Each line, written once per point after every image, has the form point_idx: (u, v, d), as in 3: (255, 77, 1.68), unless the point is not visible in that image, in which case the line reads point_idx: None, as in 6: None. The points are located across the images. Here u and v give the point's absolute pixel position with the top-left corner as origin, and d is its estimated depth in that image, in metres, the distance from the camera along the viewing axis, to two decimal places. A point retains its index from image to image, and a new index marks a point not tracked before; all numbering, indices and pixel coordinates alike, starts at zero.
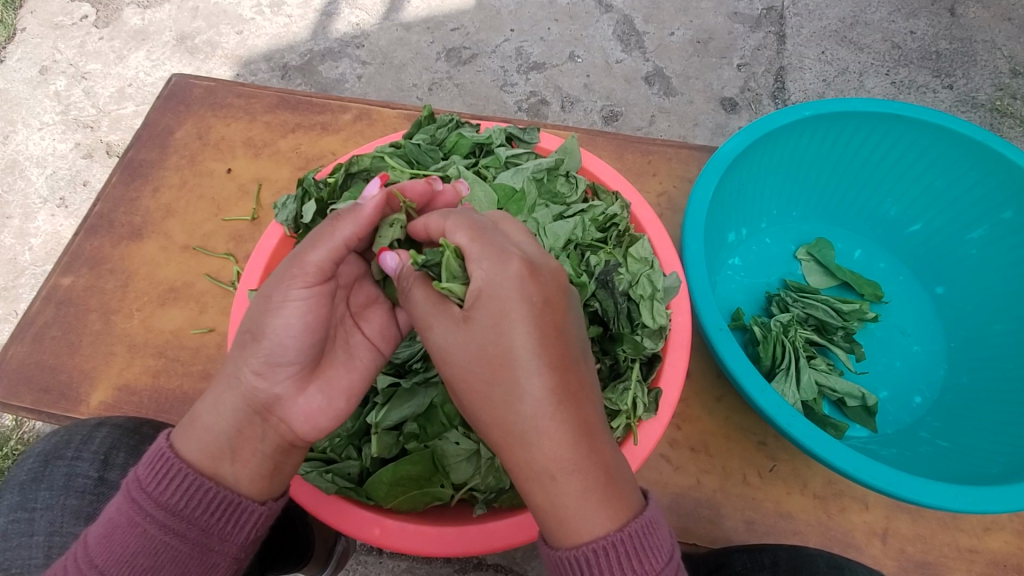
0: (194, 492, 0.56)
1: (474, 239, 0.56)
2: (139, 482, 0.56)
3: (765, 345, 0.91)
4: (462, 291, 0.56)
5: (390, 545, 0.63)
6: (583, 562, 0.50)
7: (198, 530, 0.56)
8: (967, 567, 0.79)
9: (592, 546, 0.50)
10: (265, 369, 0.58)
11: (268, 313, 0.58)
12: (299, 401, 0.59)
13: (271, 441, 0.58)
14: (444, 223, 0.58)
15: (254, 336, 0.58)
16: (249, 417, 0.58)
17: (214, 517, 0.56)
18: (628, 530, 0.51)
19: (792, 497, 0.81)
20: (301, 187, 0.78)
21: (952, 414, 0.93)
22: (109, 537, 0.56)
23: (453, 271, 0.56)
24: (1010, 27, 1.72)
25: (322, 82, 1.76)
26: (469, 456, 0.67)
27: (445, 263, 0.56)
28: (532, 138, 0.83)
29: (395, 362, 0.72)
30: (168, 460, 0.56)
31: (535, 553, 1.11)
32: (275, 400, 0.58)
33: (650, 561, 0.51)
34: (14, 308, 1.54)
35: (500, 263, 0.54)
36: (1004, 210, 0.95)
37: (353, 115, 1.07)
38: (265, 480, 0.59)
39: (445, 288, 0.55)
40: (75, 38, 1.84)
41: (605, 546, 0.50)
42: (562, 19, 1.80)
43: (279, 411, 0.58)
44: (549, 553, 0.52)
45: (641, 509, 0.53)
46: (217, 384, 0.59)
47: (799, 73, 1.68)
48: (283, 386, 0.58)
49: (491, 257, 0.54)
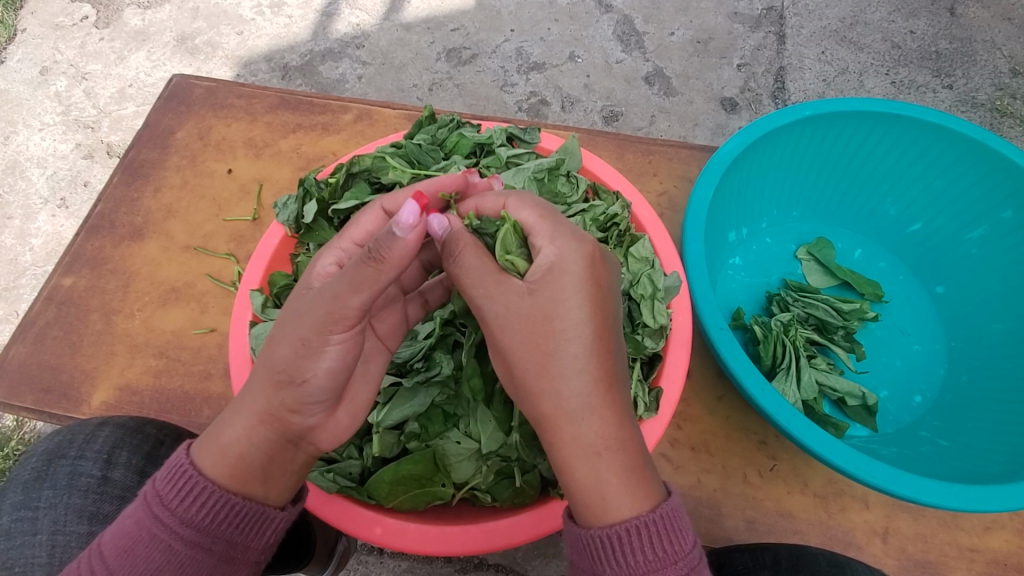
0: (219, 508, 0.55)
1: (543, 218, 0.58)
2: (161, 497, 0.56)
3: (766, 344, 0.91)
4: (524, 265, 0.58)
5: (391, 544, 0.63)
6: (618, 538, 0.50)
7: (222, 543, 0.56)
8: (967, 566, 0.79)
9: (626, 525, 0.50)
10: (299, 406, 0.56)
11: (308, 356, 0.54)
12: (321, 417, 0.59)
13: (301, 462, 0.58)
14: (507, 201, 0.60)
15: (292, 378, 0.55)
16: (282, 447, 0.57)
17: (239, 530, 0.56)
18: (659, 511, 0.51)
19: (793, 496, 0.82)
20: (303, 187, 0.79)
21: (952, 413, 0.93)
22: (132, 552, 0.55)
23: (511, 245, 0.58)
24: (1010, 27, 1.72)
25: (322, 82, 1.76)
26: (471, 455, 0.67)
27: (503, 238, 0.58)
28: (532, 138, 0.83)
29: (396, 362, 0.70)
30: (190, 476, 0.56)
31: (535, 553, 1.11)
32: (306, 429, 0.57)
33: (680, 543, 0.51)
34: (14, 308, 1.54)
35: (571, 243, 0.56)
36: (1004, 210, 0.95)
37: (354, 116, 1.07)
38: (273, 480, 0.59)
39: (508, 262, 0.58)
40: (75, 39, 1.84)
41: (638, 525, 0.50)
42: (563, 19, 1.80)
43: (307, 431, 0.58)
44: (580, 533, 0.52)
45: (670, 493, 0.53)
46: (240, 416, 0.57)
47: (799, 73, 1.68)
48: (315, 416, 0.57)
49: (564, 235, 0.56)
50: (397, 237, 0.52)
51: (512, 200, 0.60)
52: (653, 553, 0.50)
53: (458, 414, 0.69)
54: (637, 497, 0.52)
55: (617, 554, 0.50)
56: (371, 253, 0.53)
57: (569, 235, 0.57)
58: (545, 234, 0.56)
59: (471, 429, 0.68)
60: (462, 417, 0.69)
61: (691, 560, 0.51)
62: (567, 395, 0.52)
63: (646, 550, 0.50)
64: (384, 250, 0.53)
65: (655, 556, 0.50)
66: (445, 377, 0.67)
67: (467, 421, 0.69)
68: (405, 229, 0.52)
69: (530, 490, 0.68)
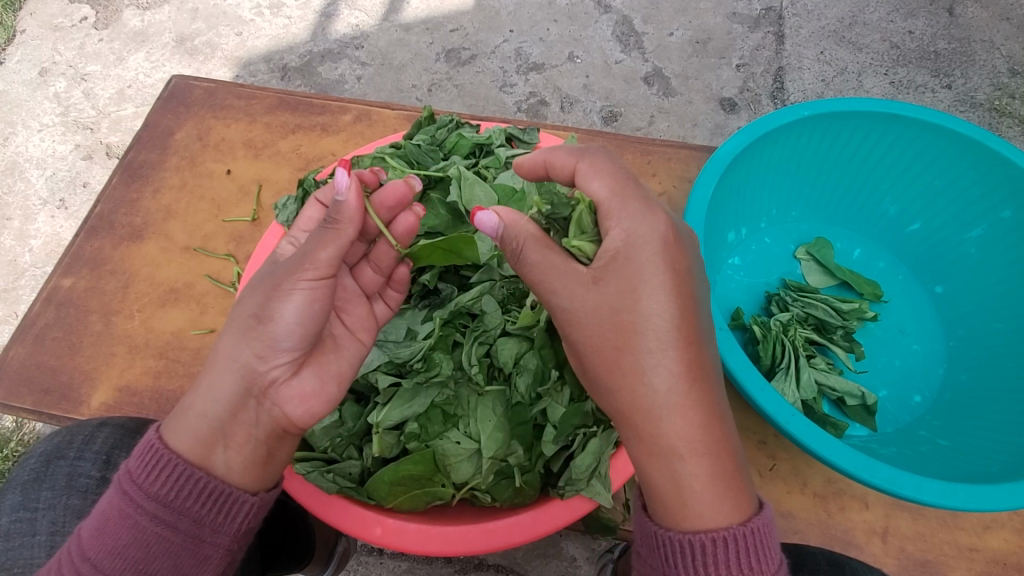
0: (184, 481, 0.56)
1: (613, 192, 0.58)
2: (130, 474, 0.57)
3: (765, 344, 0.91)
4: (590, 248, 0.59)
5: (391, 544, 0.63)
6: (702, 550, 0.51)
7: (188, 521, 0.56)
8: (967, 565, 0.79)
9: (712, 534, 0.51)
10: (267, 352, 0.57)
11: (275, 298, 0.57)
12: (293, 388, 0.58)
13: (264, 425, 0.57)
14: (579, 163, 0.61)
15: (259, 319, 0.57)
16: (242, 399, 0.57)
17: (205, 508, 0.56)
18: (750, 526, 0.52)
19: (792, 496, 0.82)
20: (302, 188, 0.80)
21: (952, 412, 0.93)
22: (102, 530, 0.56)
23: (582, 228, 0.60)
24: (1008, 27, 1.72)
25: (321, 83, 1.76)
26: (470, 455, 0.66)
27: (576, 220, 0.60)
28: (531, 139, 0.83)
29: (396, 362, 0.69)
30: (157, 451, 0.56)
31: (535, 554, 1.12)
32: (270, 382, 0.57)
33: (765, 561, 0.52)
34: (14, 309, 1.54)
35: (646, 219, 0.57)
36: (1003, 209, 0.95)
37: (354, 116, 1.07)
38: (258, 468, 0.58)
39: (576, 246, 0.59)
40: (74, 41, 1.84)
41: (724, 538, 0.51)
42: (562, 20, 1.80)
43: (273, 395, 0.57)
44: (660, 533, 0.53)
45: (760, 509, 0.54)
46: (212, 370, 0.58)
47: (798, 73, 1.68)
48: (281, 368, 0.57)
49: (637, 207, 0.57)
50: (340, 201, 0.60)
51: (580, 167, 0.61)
52: (739, 568, 0.51)
53: (458, 414, 0.69)
54: (728, 503, 0.52)
55: (697, 562, 0.51)
56: (327, 220, 0.60)
57: (640, 209, 0.58)
58: (617, 209, 0.58)
59: (471, 429, 0.67)
60: (463, 417, 0.69)
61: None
62: None
63: (729, 563, 0.51)
64: (338, 213, 0.60)
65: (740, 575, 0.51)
66: (444, 378, 0.67)
67: (467, 421, 0.68)
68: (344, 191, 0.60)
69: (530, 489, 0.68)
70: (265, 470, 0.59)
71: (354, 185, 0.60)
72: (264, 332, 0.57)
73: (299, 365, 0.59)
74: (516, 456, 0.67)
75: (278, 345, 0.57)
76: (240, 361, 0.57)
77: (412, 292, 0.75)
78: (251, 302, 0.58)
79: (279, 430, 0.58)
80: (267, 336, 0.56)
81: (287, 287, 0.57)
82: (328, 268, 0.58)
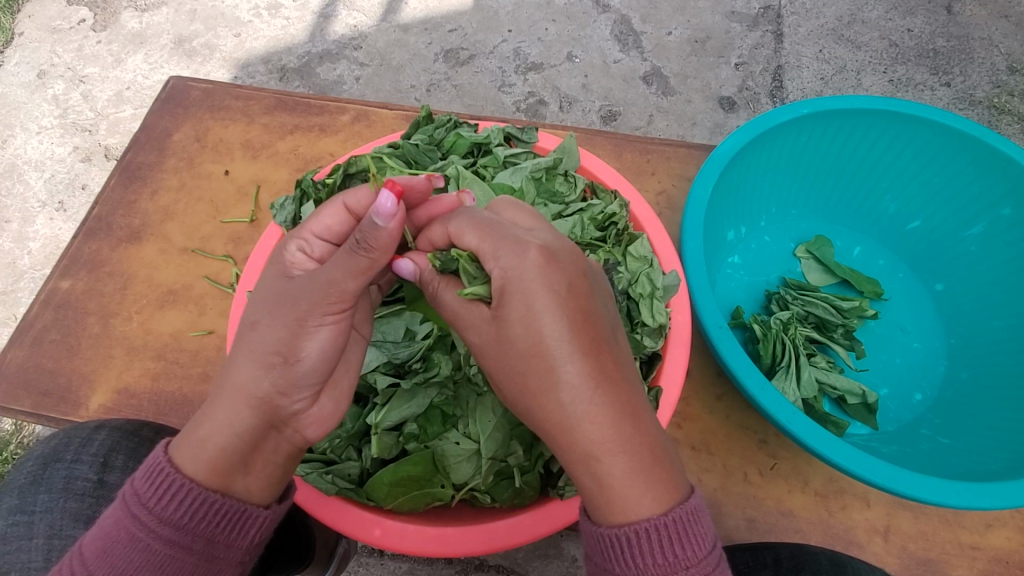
0: (199, 505, 0.54)
1: (483, 238, 0.57)
2: (138, 497, 0.54)
3: (766, 343, 0.90)
4: (486, 289, 0.57)
5: (389, 546, 0.62)
6: (629, 540, 0.49)
7: (203, 542, 0.54)
8: (970, 564, 0.78)
9: (634, 527, 0.49)
10: (289, 389, 0.56)
11: (300, 336, 0.56)
12: (314, 415, 0.58)
13: (284, 451, 0.57)
14: (449, 227, 0.60)
15: (285, 359, 0.56)
16: (265, 431, 0.56)
17: (219, 528, 0.55)
18: (672, 515, 0.49)
19: (794, 495, 0.81)
20: (300, 188, 0.80)
21: (952, 411, 0.93)
22: (110, 551, 0.54)
23: (472, 275, 0.59)
24: (1007, 24, 1.72)
25: (320, 83, 1.76)
26: (469, 456, 0.66)
27: (461, 271, 0.58)
28: (530, 138, 0.83)
29: (394, 362, 0.69)
30: (167, 474, 0.54)
31: (537, 554, 1.12)
32: (292, 413, 0.57)
33: (694, 548, 0.50)
34: (14, 312, 1.54)
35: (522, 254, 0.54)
36: (1002, 206, 0.95)
37: (351, 117, 1.07)
38: (275, 486, 0.58)
39: (470, 293, 0.57)
40: (71, 43, 1.84)
41: (648, 528, 0.49)
42: (560, 20, 1.80)
43: (296, 424, 0.57)
44: (591, 529, 0.51)
45: (687, 495, 0.51)
46: (221, 401, 0.56)
47: (796, 71, 1.68)
48: (303, 401, 0.57)
49: (506, 248, 0.55)
50: (380, 226, 0.54)
51: (454, 220, 0.60)
52: (665, 557, 0.49)
53: (457, 415, 0.69)
54: (652, 495, 0.50)
55: (627, 555, 0.49)
56: (360, 242, 0.55)
57: (513, 249, 0.55)
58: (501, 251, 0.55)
59: (470, 429, 0.67)
60: (461, 417, 0.68)
61: (703, 565, 0.50)
62: (567, 396, 0.51)
63: (657, 554, 0.49)
64: (374, 240, 0.55)
65: (665, 565, 0.49)
66: (444, 378, 0.68)
67: (466, 421, 0.68)
68: (387, 218, 0.54)
69: (530, 490, 0.68)
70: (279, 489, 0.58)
71: (399, 218, 0.55)
72: (287, 372, 0.55)
73: (318, 392, 0.59)
74: (515, 457, 0.67)
75: (301, 381, 0.56)
76: (259, 394, 0.55)
77: None
78: (260, 314, 0.58)
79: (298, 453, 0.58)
80: (281, 353, 0.56)
81: (312, 324, 0.56)
82: (351, 299, 0.57)
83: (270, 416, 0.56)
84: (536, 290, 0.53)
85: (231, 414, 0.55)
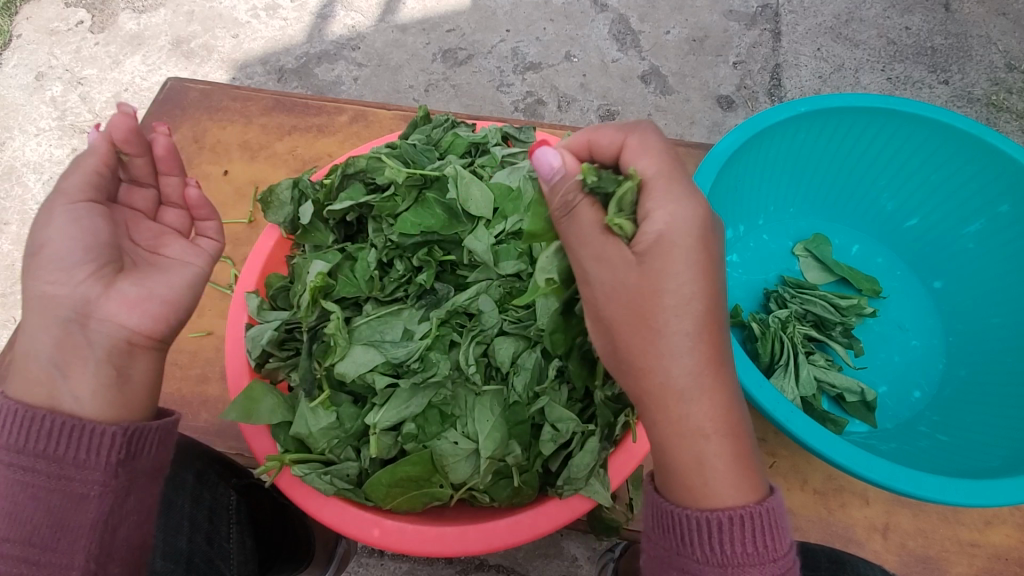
0: (31, 425, 0.56)
1: (663, 176, 0.55)
2: None
3: (764, 341, 0.90)
4: (631, 229, 0.55)
5: (388, 545, 0.63)
6: (710, 528, 0.51)
7: (45, 463, 0.56)
8: (968, 561, 0.78)
9: (728, 513, 0.51)
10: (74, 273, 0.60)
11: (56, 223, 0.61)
12: (113, 300, 0.61)
13: (98, 343, 0.60)
14: (627, 139, 0.57)
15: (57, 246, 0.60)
16: (70, 324, 0.59)
17: (59, 446, 0.56)
18: (766, 505, 0.52)
19: (792, 494, 0.82)
20: (296, 188, 0.77)
21: (950, 408, 0.93)
22: None
23: (622, 205, 0.55)
24: (1004, 22, 1.72)
25: (318, 84, 1.76)
26: (468, 456, 0.65)
27: (616, 197, 0.54)
28: (528, 137, 0.83)
29: (393, 362, 0.67)
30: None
31: (536, 554, 1.14)
32: (91, 300, 0.60)
33: (779, 541, 0.52)
34: (13, 314, 1.54)
35: (684, 210, 0.53)
36: (1000, 203, 0.95)
37: (349, 117, 1.07)
38: (107, 388, 0.60)
39: (616, 223, 0.54)
40: (69, 45, 1.84)
41: (741, 516, 0.51)
42: (558, 19, 1.80)
43: (95, 311, 0.60)
44: (672, 510, 0.53)
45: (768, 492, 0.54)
46: (32, 314, 0.60)
47: (794, 70, 1.68)
48: (90, 285, 0.60)
49: (678, 196, 0.54)
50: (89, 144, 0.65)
51: (631, 138, 0.57)
52: (751, 547, 0.51)
53: (456, 414, 0.67)
54: (745, 484, 0.53)
55: (712, 540, 0.51)
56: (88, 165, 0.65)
57: (682, 195, 0.54)
58: (664, 193, 0.54)
59: (469, 429, 0.66)
60: (460, 417, 0.67)
61: (786, 560, 0.52)
62: (687, 368, 0.52)
63: (744, 543, 0.51)
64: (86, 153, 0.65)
65: (745, 557, 0.51)
66: (442, 378, 0.66)
67: (465, 421, 0.67)
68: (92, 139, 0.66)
69: (529, 488, 0.67)
70: (118, 392, 0.60)
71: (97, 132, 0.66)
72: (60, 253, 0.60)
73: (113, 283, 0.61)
74: (514, 456, 0.66)
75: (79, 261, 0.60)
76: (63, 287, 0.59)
77: (408, 292, 0.73)
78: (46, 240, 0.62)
79: (123, 343, 0.61)
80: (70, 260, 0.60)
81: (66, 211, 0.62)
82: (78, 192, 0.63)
83: (68, 303, 0.59)
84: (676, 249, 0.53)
85: (50, 314, 0.59)
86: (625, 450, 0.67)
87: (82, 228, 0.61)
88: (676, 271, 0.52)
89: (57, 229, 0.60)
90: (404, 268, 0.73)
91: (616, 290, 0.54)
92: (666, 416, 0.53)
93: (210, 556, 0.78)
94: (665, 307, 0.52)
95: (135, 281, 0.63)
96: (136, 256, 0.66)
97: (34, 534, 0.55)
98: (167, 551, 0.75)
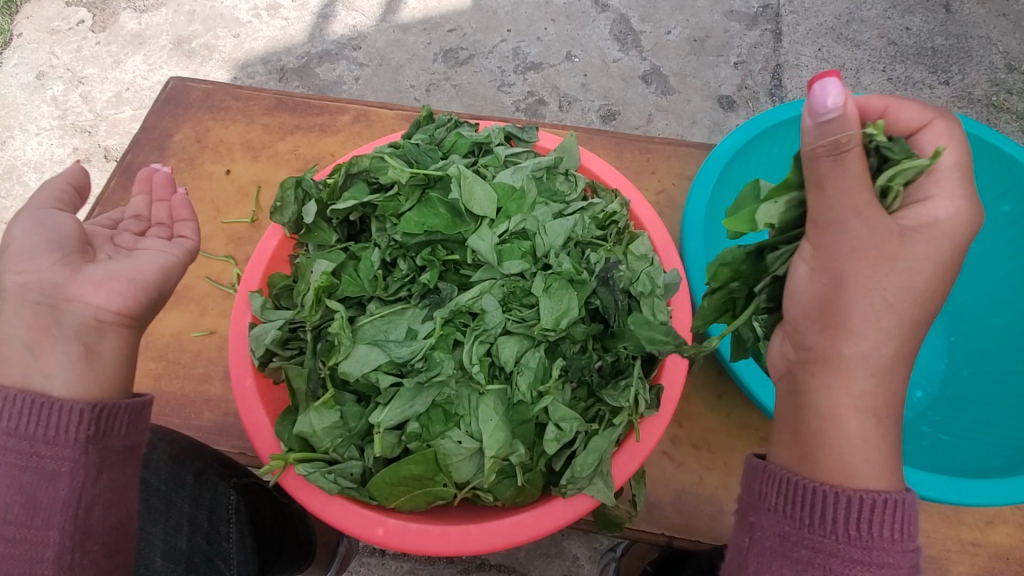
0: (8, 405, 0.57)
1: (958, 170, 0.54)
2: None
3: None
4: (896, 201, 0.54)
5: (391, 544, 0.63)
6: (853, 512, 0.49)
7: (17, 441, 0.56)
8: (970, 560, 0.79)
9: (875, 494, 0.49)
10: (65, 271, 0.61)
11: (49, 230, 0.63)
12: (86, 284, 0.61)
13: (69, 324, 0.60)
14: (936, 120, 0.55)
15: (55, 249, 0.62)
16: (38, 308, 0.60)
17: (30, 425, 0.57)
18: (905, 495, 0.50)
19: None
20: (299, 188, 0.77)
21: (952, 408, 0.94)
22: None
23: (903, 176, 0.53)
24: (1005, 23, 1.72)
25: (320, 84, 1.76)
26: (472, 455, 0.66)
27: (904, 167, 0.52)
28: (530, 137, 0.84)
29: (397, 362, 0.67)
30: None
31: (537, 553, 1.15)
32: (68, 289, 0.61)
33: (911, 534, 0.50)
34: None
35: (968, 210, 0.53)
36: (1002, 204, 0.95)
37: (351, 117, 1.07)
38: (81, 368, 0.60)
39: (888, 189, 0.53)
40: (71, 44, 1.84)
41: (881, 500, 0.49)
42: (559, 19, 1.80)
43: (65, 295, 0.61)
44: (808, 485, 0.51)
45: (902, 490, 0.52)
46: (9, 305, 0.61)
47: (795, 70, 1.68)
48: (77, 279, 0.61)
49: (954, 191, 0.53)
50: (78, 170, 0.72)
51: (943, 124, 0.55)
52: (886, 533, 0.49)
53: (459, 414, 0.67)
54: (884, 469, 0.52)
55: (848, 520, 0.49)
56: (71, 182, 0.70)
57: (964, 196, 0.54)
58: (952, 186, 0.53)
59: (473, 429, 0.66)
60: (463, 417, 0.67)
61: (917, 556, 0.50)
62: (876, 339, 0.52)
63: (877, 528, 0.49)
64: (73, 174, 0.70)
65: (886, 547, 0.49)
66: (446, 377, 0.67)
67: (469, 420, 0.67)
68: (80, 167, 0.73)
69: (532, 487, 0.67)
70: (89, 368, 0.60)
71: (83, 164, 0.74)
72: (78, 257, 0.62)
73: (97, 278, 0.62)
74: (518, 455, 0.66)
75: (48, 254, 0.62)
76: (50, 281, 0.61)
77: (411, 292, 0.73)
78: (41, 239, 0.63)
79: (92, 320, 0.61)
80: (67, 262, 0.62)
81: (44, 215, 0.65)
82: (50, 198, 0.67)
83: (39, 287, 0.60)
84: (929, 234, 0.53)
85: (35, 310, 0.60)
86: (628, 448, 0.68)
87: (48, 225, 0.64)
88: (912, 251, 0.52)
89: (26, 227, 0.64)
90: (408, 268, 0.73)
91: (860, 245, 0.51)
92: (842, 382, 0.53)
93: (210, 555, 0.78)
94: (890, 271, 0.52)
95: (104, 266, 0.64)
96: (113, 253, 0.68)
97: (9, 512, 0.55)
98: (167, 550, 0.75)
